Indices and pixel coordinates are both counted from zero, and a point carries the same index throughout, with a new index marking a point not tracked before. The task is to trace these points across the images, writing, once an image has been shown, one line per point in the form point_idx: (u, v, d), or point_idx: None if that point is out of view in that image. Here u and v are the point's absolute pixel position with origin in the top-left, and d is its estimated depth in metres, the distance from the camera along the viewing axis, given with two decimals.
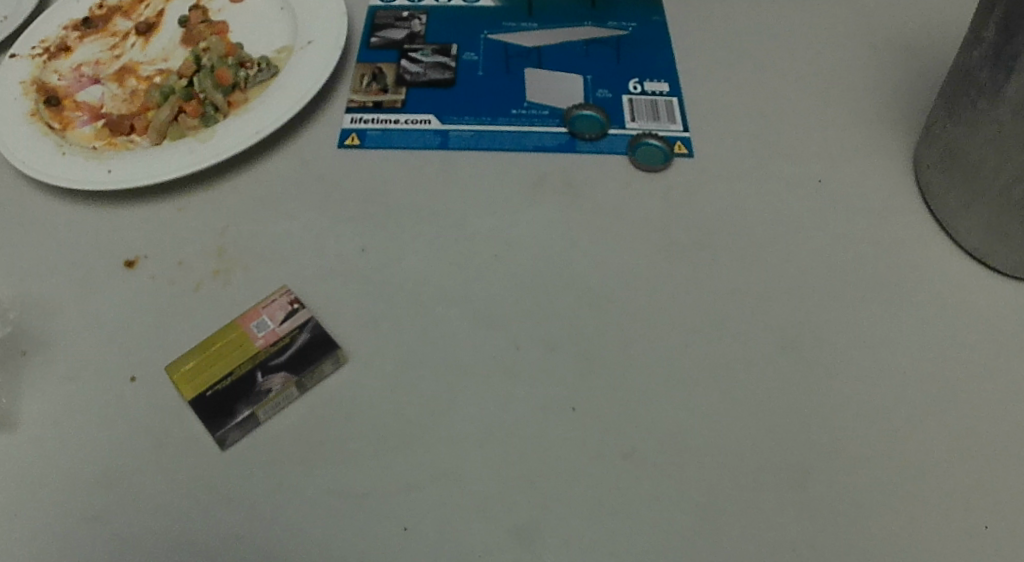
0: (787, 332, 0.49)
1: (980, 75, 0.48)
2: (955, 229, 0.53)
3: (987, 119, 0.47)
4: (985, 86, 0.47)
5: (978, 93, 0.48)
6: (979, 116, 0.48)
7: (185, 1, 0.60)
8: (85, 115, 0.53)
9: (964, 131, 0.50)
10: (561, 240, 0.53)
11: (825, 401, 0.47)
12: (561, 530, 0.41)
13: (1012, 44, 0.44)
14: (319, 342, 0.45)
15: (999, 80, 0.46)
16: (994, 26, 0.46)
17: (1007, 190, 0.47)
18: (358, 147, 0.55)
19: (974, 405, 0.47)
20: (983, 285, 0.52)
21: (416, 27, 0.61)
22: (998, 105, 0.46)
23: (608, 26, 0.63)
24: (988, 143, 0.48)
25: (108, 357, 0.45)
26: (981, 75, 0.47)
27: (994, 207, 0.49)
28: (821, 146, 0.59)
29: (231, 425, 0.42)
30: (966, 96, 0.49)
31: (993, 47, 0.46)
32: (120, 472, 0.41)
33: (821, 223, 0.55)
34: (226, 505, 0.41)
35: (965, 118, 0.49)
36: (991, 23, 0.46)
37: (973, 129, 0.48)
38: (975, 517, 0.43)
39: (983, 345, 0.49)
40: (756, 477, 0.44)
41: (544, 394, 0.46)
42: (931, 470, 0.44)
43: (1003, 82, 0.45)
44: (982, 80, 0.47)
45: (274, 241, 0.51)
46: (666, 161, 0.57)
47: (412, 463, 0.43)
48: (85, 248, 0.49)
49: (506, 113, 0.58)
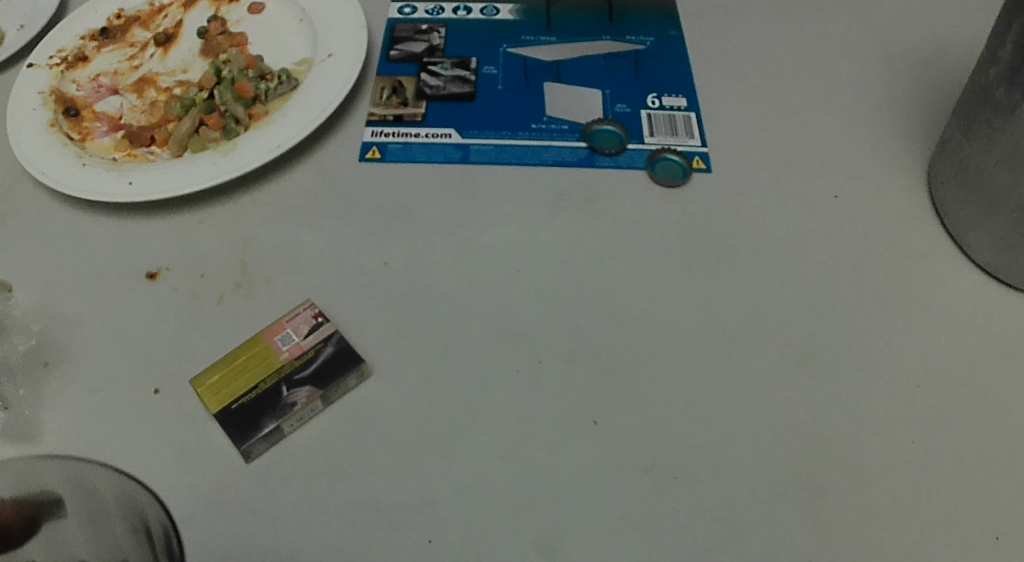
0: (803, 351, 0.49)
1: (996, 94, 0.48)
2: (968, 245, 0.53)
3: (1003, 138, 0.47)
4: (1000, 105, 0.47)
5: (994, 111, 0.48)
6: (995, 134, 0.48)
7: (203, 12, 0.62)
8: (104, 126, 0.55)
9: (979, 150, 0.50)
10: (583, 254, 0.52)
11: (841, 426, 0.46)
12: (585, 546, 0.41)
13: None
14: (343, 356, 0.45)
15: (1014, 98, 0.46)
16: (1010, 46, 0.46)
17: (1022, 209, 0.47)
18: (379, 161, 0.54)
19: (987, 419, 0.47)
20: (1004, 301, 0.52)
21: (435, 40, 0.61)
22: (1014, 123, 0.46)
23: (625, 40, 0.63)
24: (1002, 162, 0.48)
25: (130, 370, 0.46)
26: (996, 93, 0.48)
27: (1009, 225, 0.49)
28: (839, 165, 0.58)
29: (256, 438, 0.42)
30: (982, 115, 0.49)
31: (1008, 67, 0.47)
32: (142, 487, 0.42)
33: (839, 245, 0.54)
34: (248, 520, 0.41)
35: (981, 137, 0.49)
36: (1007, 43, 0.46)
37: (988, 148, 0.49)
38: (991, 530, 0.43)
39: (998, 362, 0.49)
40: (774, 496, 0.44)
41: (563, 416, 0.45)
42: (947, 486, 0.45)
43: (1019, 100, 0.46)
44: (998, 99, 0.48)
45: (295, 252, 0.50)
46: (686, 175, 0.56)
47: (436, 476, 0.43)
48: (108, 260, 0.50)
49: (525, 127, 0.57)
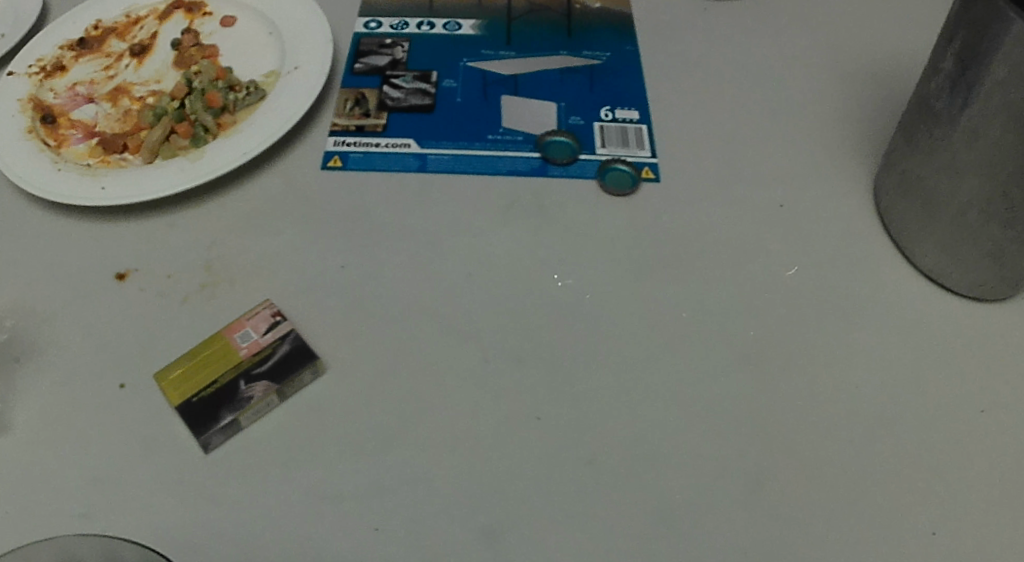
0: (739, 352, 0.52)
1: (937, 105, 0.51)
2: (911, 250, 0.56)
3: (943, 147, 0.51)
4: (941, 114, 0.51)
5: (935, 121, 0.51)
6: (936, 142, 0.51)
7: (177, 24, 0.65)
8: (79, 133, 0.57)
9: (921, 158, 0.53)
10: (533, 260, 0.54)
11: (773, 423, 0.49)
12: (524, 534, 0.44)
13: (966, 76, 0.48)
14: (299, 352, 0.47)
15: (954, 108, 0.50)
16: (951, 59, 0.50)
17: (962, 214, 0.51)
18: (340, 169, 0.57)
19: (909, 417, 0.50)
20: (931, 307, 0.55)
21: (399, 53, 0.64)
22: (953, 132, 0.50)
23: (582, 54, 0.66)
24: (943, 169, 0.51)
25: (99, 366, 0.48)
26: (937, 104, 0.51)
27: (949, 230, 0.52)
28: (782, 176, 0.62)
29: (215, 430, 0.45)
30: (924, 125, 0.53)
31: (948, 79, 0.50)
32: (107, 476, 0.45)
33: (778, 252, 0.57)
34: (207, 506, 0.44)
35: (923, 146, 0.53)
36: (949, 56, 0.50)
37: (930, 156, 0.52)
38: (926, 523, 0.46)
39: (922, 364, 0.52)
40: (705, 487, 0.47)
41: (508, 411, 0.48)
42: (884, 482, 0.47)
43: (958, 110, 0.49)
44: (939, 109, 0.51)
45: (258, 256, 0.53)
46: (635, 185, 0.59)
47: (385, 468, 0.46)
48: (80, 262, 0.52)
49: (481, 138, 0.59)
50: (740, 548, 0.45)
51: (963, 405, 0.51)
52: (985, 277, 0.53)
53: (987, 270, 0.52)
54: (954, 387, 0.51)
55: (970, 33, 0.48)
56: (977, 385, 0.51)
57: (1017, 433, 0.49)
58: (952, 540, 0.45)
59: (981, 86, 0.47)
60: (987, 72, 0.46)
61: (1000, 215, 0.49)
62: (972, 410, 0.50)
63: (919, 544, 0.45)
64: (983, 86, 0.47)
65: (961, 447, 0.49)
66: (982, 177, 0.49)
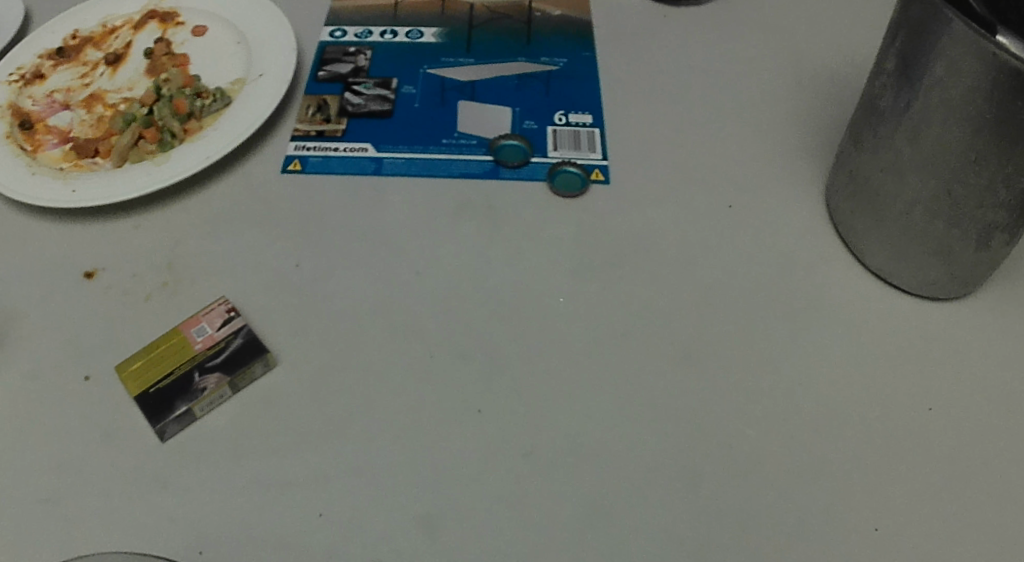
0: (676, 347, 0.54)
1: (882, 103, 0.53)
2: (859, 248, 0.59)
3: (888, 145, 0.53)
4: (886, 113, 0.53)
5: (881, 120, 0.53)
6: (881, 141, 0.54)
7: (151, 33, 0.68)
8: (54, 139, 0.60)
9: (868, 156, 0.55)
10: (481, 259, 0.57)
11: (705, 415, 0.51)
12: (459, 520, 0.47)
13: (908, 75, 0.50)
14: (250, 346, 0.50)
15: (898, 107, 0.52)
16: (894, 59, 0.52)
17: (908, 212, 0.53)
18: (300, 172, 0.60)
19: (837, 410, 0.52)
20: (866, 305, 0.57)
21: (361, 61, 0.67)
22: (897, 131, 0.52)
23: (540, 60, 0.69)
24: (889, 166, 0.53)
25: (65, 360, 0.51)
26: (882, 103, 0.53)
27: (896, 227, 0.55)
28: (729, 177, 0.64)
29: (170, 419, 0.48)
30: (870, 124, 0.55)
31: (891, 78, 0.52)
32: (70, 462, 0.48)
33: (720, 251, 0.59)
34: (161, 492, 0.47)
35: (869, 144, 0.55)
36: (891, 56, 0.52)
37: (877, 154, 0.54)
38: (867, 518, 0.48)
39: (852, 360, 0.54)
40: (635, 476, 0.49)
41: (449, 404, 0.51)
42: (825, 478, 0.49)
43: (901, 109, 0.51)
44: (883, 108, 0.53)
45: (219, 256, 0.56)
46: (584, 186, 0.62)
47: (330, 457, 0.48)
48: (51, 262, 0.55)
49: (437, 142, 0.62)
50: (670, 537, 0.47)
51: (912, 405, 0.52)
52: (932, 274, 0.55)
53: (933, 267, 0.54)
54: (896, 385, 0.53)
55: (910, 34, 0.50)
56: (925, 385, 0.53)
57: (962, 432, 0.51)
58: (891, 535, 0.47)
59: (921, 85, 0.49)
60: (926, 72, 0.48)
61: (943, 211, 0.51)
62: (919, 408, 0.52)
63: (846, 536, 0.47)
64: (923, 85, 0.49)
65: (910, 446, 0.51)
66: (924, 174, 0.51)
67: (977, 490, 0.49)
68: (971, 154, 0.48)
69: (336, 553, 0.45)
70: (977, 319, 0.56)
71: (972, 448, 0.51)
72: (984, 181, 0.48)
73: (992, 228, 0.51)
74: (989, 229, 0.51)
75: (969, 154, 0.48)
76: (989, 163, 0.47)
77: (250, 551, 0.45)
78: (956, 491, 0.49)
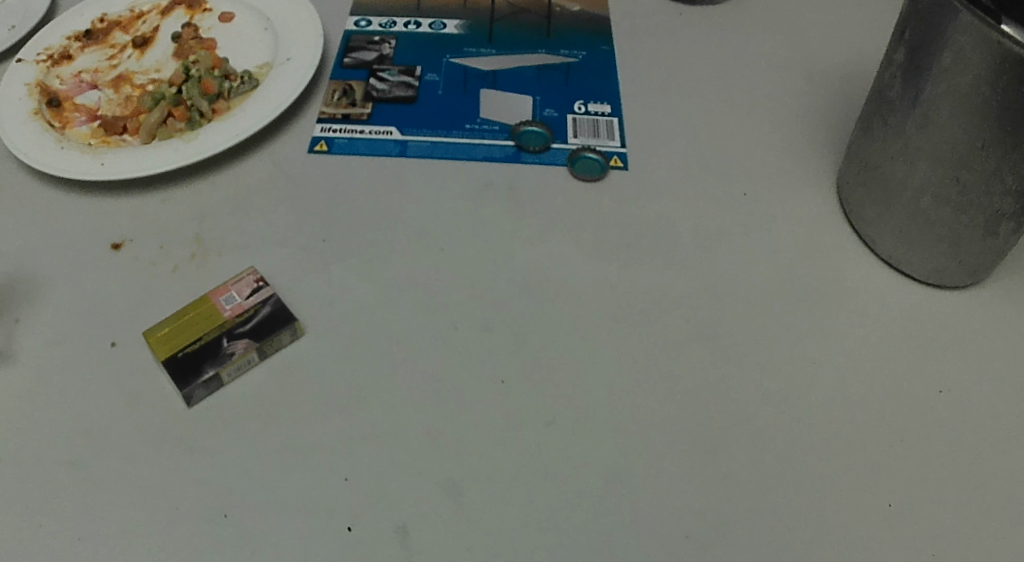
0: (694, 325, 0.55)
1: (891, 93, 0.55)
2: (871, 236, 0.60)
3: (897, 133, 0.54)
4: (895, 102, 0.54)
5: (890, 109, 0.55)
6: (891, 130, 0.55)
7: (178, 19, 0.69)
8: (82, 116, 0.61)
9: (878, 146, 0.57)
10: (503, 239, 0.58)
11: (724, 390, 0.52)
12: (482, 487, 0.47)
13: (917, 64, 0.52)
14: (279, 315, 0.51)
15: (908, 96, 0.53)
16: (903, 49, 0.53)
17: (917, 199, 0.54)
18: (325, 153, 0.62)
19: (853, 388, 0.53)
20: (880, 289, 0.58)
21: (386, 49, 0.68)
22: (907, 120, 0.53)
23: (560, 53, 0.70)
24: (898, 155, 0.55)
25: (93, 326, 0.52)
26: (891, 92, 0.55)
27: (904, 214, 0.56)
28: (744, 166, 0.65)
29: (197, 383, 0.49)
30: (879, 114, 0.56)
31: (901, 68, 0.53)
32: (97, 423, 0.49)
33: (736, 234, 0.61)
34: (187, 454, 0.47)
35: (879, 133, 0.56)
36: (901, 47, 0.53)
37: (886, 143, 0.56)
38: (882, 495, 0.49)
39: (867, 340, 0.55)
40: (657, 449, 0.49)
41: (472, 375, 0.51)
42: (841, 454, 0.50)
43: (912, 98, 0.52)
44: (893, 98, 0.55)
45: (245, 231, 0.57)
46: (603, 172, 0.63)
47: (355, 423, 0.49)
48: (79, 233, 0.57)
49: (459, 127, 0.64)
50: (690, 507, 0.47)
51: (923, 387, 0.53)
52: (941, 261, 0.56)
53: (942, 254, 0.55)
54: (906, 367, 0.54)
55: (918, 25, 0.51)
56: (935, 369, 0.54)
57: (972, 414, 0.52)
58: (905, 511, 0.48)
59: (929, 74, 0.51)
60: (934, 60, 0.50)
61: (951, 198, 0.52)
62: (930, 390, 0.53)
63: (863, 508, 0.48)
64: (931, 74, 0.50)
65: (922, 427, 0.51)
66: (932, 162, 0.52)
67: (988, 470, 0.50)
68: (978, 140, 0.49)
69: (359, 518, 0.46)
70: (986, 306, 0.57)
71: (981, 430, 0.51)
72: (991, 168, 0.49)
73: (999, 215, 0.52)
74: (995, 217, 0.52)
75: (975, 140, 0.49)
76: (995, 148, 0.48)
77: (274, 514, 0.46)
78: (968, 471, 0.50)
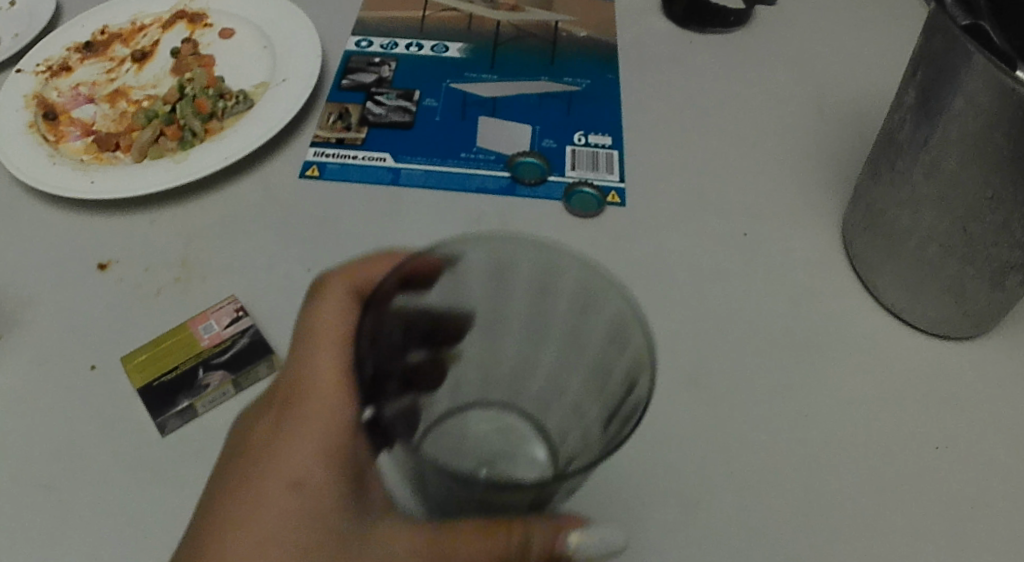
0: (684, 369, 0.54)
1: (900, 137, 0.53)
2: (873, 284, 0.58)
3: (905, 178, 0.53)
4: (903, 147, 0.53)
5: (898, 153, 0.53)
6: (897, 175, 0.53)
7: (179, 33, 0.69)
8: (77, 131, 0.61)
9: (884, 190, 0.55)
10: None
11: (709, 440, 0.51)
12: None
13: (928, 108, 0.50)
14: (256, 346, 0.51)
15: (917, 141, 0.51)
16: (914, 91, 0.51)
17: (922, 248, 0.53)
18: (317, 178, 0.61)
19: (846, 443, 0.51)
20: (880, 339, 0.56)
21: (385, 72, 0.68)
22: (914, 166, 0.51)
23: (563, 81, 0.69)
24: (904, 201, 0.53)
25: (73, 348, 0.52)
26: (900, 136, 0.53)
27: (909, 262, 0.54)
28: (744, 204, 0.63)
29: (171, 413, 0.49)
30: (887, 157, 0.54)
31: (911, 112, 0.52)
32: (69, 448, 0.48)
33: (732, 276, 0.59)
34: (157, 485, 0.47)
35: (886, 178, 0.55)
36: (912, 89, 0.52)
37: (893, 188, 0.54)
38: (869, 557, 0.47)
39: (863, 392, 0.54)
40: (637, 499, 0.48)
41: None
42: (829, 512, 0.48)
43: (921, 143, 0.51)
44: (902, 142, 0.53)
45: (232, 258, 0.57)
46: (599, 207, 0.62)
47: None
48: (67, 251, 0.57)
49: (455, 156, 0.63)
50: None
51: (918, 443, 0.51)
52: (945, 312, 0.54)
53: (946, 305, 0.54)
54: (903, 422, 0.52)
55: (930, 68, 0.50)
56: (932, 423, 0.52)
57: (970, 473, 0.50)
58: None
59: (939, 119, 0.49)
60: (945, 106, 0.48)
61: (957, 248, 0.51)
62: (926, 446, 0.51)
63: None
64: (941, 119, 0.49)
65: (915, 485, 0.50)
66: (939, 210, 0.50)
67: (983, 533, 0.48)
68: (988, 190, 0.47)
69: None
70: (989, 359, 0.56)
71: (978, 491, 0.50)
72: (1000, 220, 0.48)
73: (1007, 267, 0.50)
74: (1004, 269, 0.50)
75: (985, 191, 0.47)
76: (1005, 200, 0.47)
77: None
78: (960, 534, 0.48)
